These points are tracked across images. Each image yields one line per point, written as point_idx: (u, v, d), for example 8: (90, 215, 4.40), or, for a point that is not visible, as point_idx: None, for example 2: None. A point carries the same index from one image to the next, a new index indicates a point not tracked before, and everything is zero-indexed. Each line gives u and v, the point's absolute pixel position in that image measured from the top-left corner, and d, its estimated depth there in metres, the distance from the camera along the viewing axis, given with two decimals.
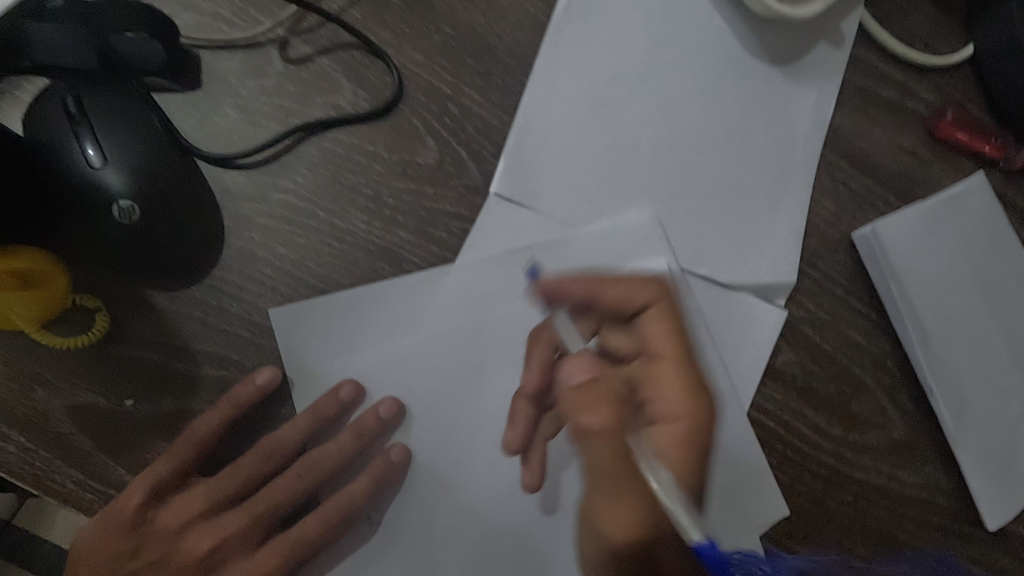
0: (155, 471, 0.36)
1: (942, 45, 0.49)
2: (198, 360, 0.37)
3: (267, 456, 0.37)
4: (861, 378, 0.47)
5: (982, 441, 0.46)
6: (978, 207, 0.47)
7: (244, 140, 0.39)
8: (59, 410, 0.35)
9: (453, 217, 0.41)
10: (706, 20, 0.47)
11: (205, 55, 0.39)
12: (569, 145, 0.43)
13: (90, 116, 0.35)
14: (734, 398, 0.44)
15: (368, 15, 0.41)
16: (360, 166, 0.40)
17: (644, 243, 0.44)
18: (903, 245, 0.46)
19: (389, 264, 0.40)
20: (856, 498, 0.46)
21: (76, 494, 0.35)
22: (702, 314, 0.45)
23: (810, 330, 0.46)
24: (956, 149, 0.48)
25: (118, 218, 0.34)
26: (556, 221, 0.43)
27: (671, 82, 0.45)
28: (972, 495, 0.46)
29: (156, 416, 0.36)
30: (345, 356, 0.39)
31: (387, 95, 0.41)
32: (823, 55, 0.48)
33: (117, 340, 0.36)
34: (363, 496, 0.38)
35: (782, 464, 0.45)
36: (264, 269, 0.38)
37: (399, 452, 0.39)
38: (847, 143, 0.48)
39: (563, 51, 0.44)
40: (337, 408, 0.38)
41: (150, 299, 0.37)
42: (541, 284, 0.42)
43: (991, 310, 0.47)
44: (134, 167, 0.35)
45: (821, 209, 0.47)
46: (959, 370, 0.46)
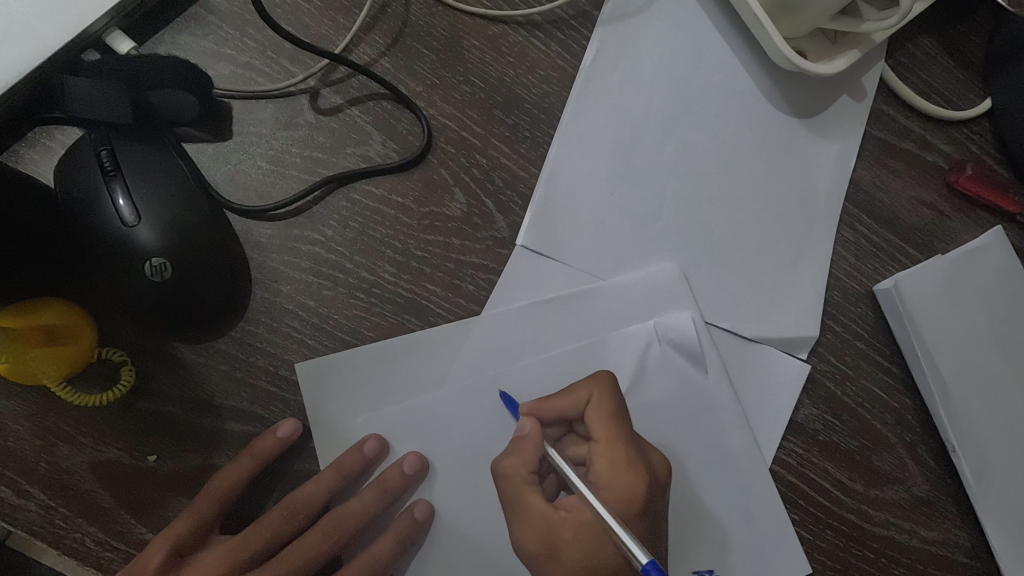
0: (177, 528, 0.35)
1: (961, 100, 0.48)
2: (223, 415, 0.37)
3: (291, 515, 0.37)
4: (883, 433, 0.45)
5: (1003, 499, 0.45)
6: (999, 261, 0.47)
7: (274, 191, 0.39)
8: (81, 466, 0.35)
9: (480, 269, 0.41)
10: (731, 71, 0.46)
11: (237, 106, 0.39)
12: (595, 197, 0.43)
13: (123, 172, 0.34)
14: (758, 454, 0.43)
15: (399, 66, 0.42)
16: (388, 218, 0.40)
17: (668, 296, 0.44)
18: (926, 301, 0.45)
19: (416, 317, 0.40)
20: (877, 556, 0.44)
21: (97, 553, 0.35)
22: (726, 366, 0.44)
23: (833, 384, 0.45)
24: (974, 203, 0.48)
25: (151, 275, 0.34)
26: (582, 272, 0.43)
27: (696, 134, 0.45)
28: (996, 556, 0.45)
29: (179, 472, 0.36)
30: (369, 410, 0.39)
31: (416, 146, 0.41)
32: (845, 106, 0.48)
33: (141, 395, 0.36)
34: (388, 556, 0.38)
35: (803, 519, 0.44)
36: (291, 321, 0.38)
37: (423, 510, 0.38)
38: (870, 196, 0.47)
39: (590, 103, 0.44)
40: (361, 464, 0.38)
41: (177, 353, 0.37)
42: (567, 336, 0.42)
43: (1012, 366, 0.46)
44: (166, 222, 0.34)
45: (845, 262, 0.46)
46: (979, 427, 0.45)
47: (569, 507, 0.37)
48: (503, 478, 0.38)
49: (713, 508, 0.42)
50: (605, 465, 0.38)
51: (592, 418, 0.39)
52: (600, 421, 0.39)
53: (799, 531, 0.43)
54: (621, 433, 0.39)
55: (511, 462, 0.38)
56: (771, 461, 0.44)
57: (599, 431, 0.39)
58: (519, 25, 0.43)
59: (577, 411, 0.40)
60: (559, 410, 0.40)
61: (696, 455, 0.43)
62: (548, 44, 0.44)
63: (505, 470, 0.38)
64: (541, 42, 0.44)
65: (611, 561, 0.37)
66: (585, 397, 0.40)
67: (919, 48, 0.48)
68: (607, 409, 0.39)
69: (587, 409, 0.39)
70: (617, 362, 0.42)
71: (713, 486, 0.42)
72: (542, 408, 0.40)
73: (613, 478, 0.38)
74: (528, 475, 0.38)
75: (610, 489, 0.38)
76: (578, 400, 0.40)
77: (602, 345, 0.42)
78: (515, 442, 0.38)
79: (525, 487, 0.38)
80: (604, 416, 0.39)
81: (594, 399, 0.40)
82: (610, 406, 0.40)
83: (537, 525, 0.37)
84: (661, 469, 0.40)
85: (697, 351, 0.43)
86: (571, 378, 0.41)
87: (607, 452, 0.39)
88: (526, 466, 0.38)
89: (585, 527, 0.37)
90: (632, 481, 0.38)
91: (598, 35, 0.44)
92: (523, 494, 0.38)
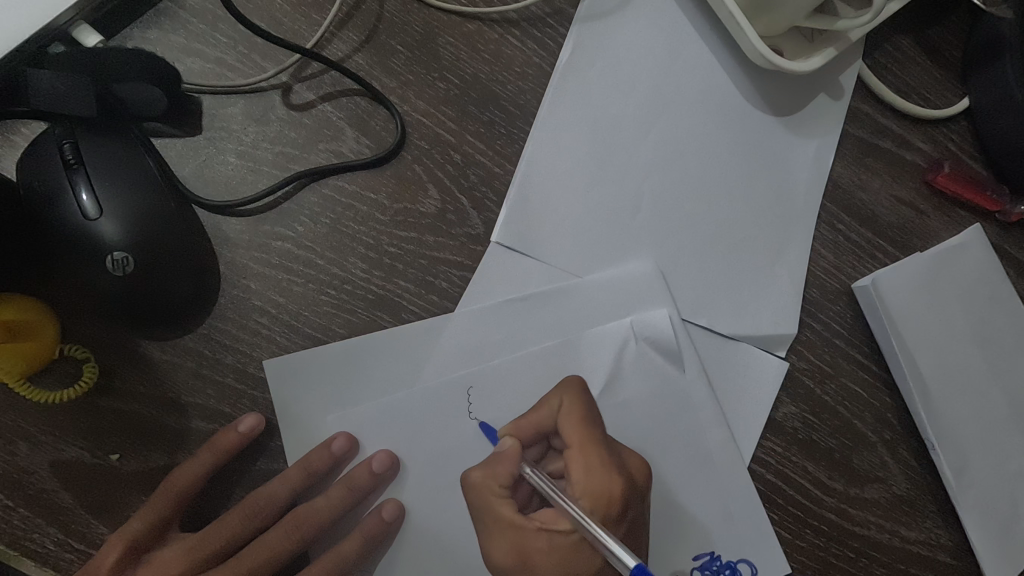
0: (136, 525, 0.35)
1: (939, 99, 0.48)
2: (189, 412, 0.37)
3: (254, 513, 0.37)
4: (862, 431, 0.45)
5: (983, 499, 0.44)
6: (977, 259, 0.47)
7: (244, 187, 0.39)
8: (41, 465, 0.35)
9: (453, 266, 0.41)
10: (708, 69, 0.46)
11: (207, 101, 0.39)
12: (571, 195, 0.43)
13: (86, 165, 0.34)
14: (736, 453, 0.43)
15: (373, 62, 0.41)
16: (361, 215, 0.40)
17: (645, 294, 0.43)
18: (903, 298, 0.45)
19: (388, 314, 0.40)
20: (857, 555, 0.44)
21: (56, 554, 0.34)
22: (704, 365, 0.44)
23: (811, 382, 0.45)
24: (952, 202, 0.48)
25: (112, 270, 0.33)
26: (557, 269, 0.42)
27: (672, 132, 0.45)
28: (976, 556, 0.44)
29: (143, 470, 0.36)
30: (339, 408, 0.38)
31: (389, 142, 0.41)
32: (822, 105, 0.47)
33: (105, 392, 0.36)
34: (355, 555, 0.37)
35: (782, 519, 0.43)
36: (260, 318, 0.38)
37: (392, 509, 0.37)
38: (848, 195, 0.47)
39: (566, 99, 0.44)
40: (330, 461, 0.38)
41: (143, 351, 0.36)
42: (543, 334, 0.41)
43: (990, 365, 0.46)
44: (129, 217, 0.34)
45: (823, 260, 0.46)
46: (960, 426, 0.44)
47: (545, 519, 0.38)
48: (474, 490, 0.38)
49: (692, 508, 0.42)
50: (580, 472, 0.39)
51: (566, 428, 0.40)
52: (575, 429, 0.40)
53: (777, 531, 0.43)
54: (594, 439, 0.40)
55: (482, 474, 0.38)
56: (749, 460, 0.43)
57: (572, 438, 0.40)
58: (495, 22, 0.43)
59: (552, 422, 0.40)
60: (535, 423, 0.40)
61: (674, 452, 0.42)
62: (524, 42, 0.44)
63: (476, 482, 0.38)
64: (517, 40, 0.44)
65: (587, 567, 0.38)
66: (557, 405, 0.40)
67: (897, 47, 0.48)
68: (579, 417, 0.40)
69: (562, 419, 0.40)
70: (593, 359, 0.42)
71: (692, 485, 0.42)
72: (520, 424, 0.40)
73: (588, 485, 0.39)
74: (500, 488, 0.38)
75: (585, 495, 0.39)
76: (551, 411, 0.40)
77: (578, 342, 0.42)
78: (491, 455, 0.39)
79: (496, 499, 0.38)
80: (577, 421, 0.40)
81: (566, 406, 0.40)
82: (584, 412, 0.41)
83: (510, 537, 0.38)
84: (639, 472, 0.41)
85: (675, 349, 0.43)
86: (546, 375, 0.41)
87: (582, 459, 0.40)
88: (497, 479, 0.38)
89: (560, 537, 0.38)
90: (607, 485, 0.39)
91: (574, 32, 0.44)
92: (495, 506, 0.38)
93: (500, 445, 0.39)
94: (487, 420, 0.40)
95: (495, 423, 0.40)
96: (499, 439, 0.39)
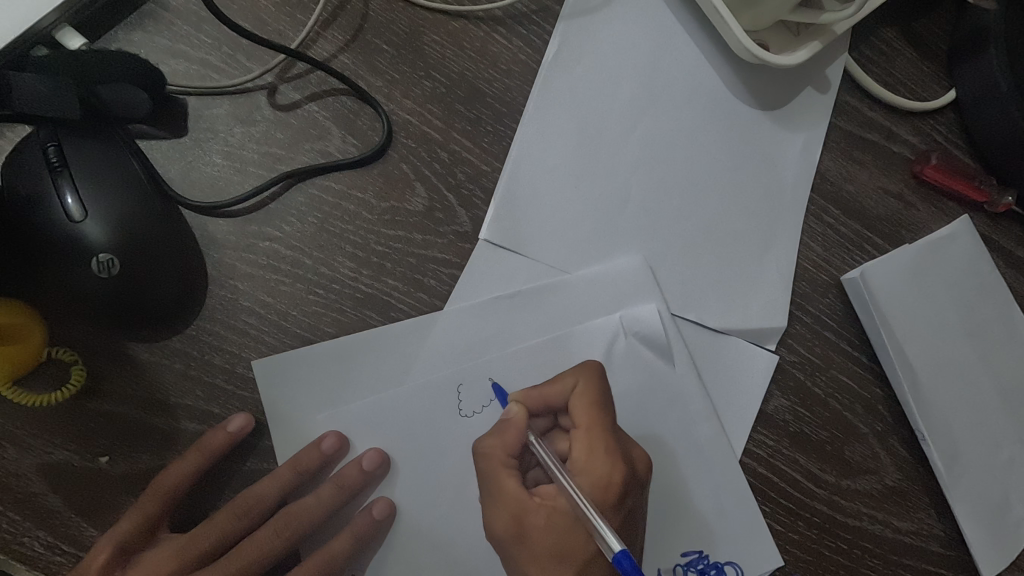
0: (124, 526, 0.35)
1: (926, 91, 0.48)
2: (178, 414, 0.37)
3: (243, 512, 0.37)
4: (853, 423, 0.45)
5: (974, 488, 0.44)
6: (966, 249, 0.47)
7: (231, 188, 0.39)
8: (30, 469, 0.35)
9: (442, 264, 0.41)
10: (694, 63, 0.46)
11: (193, 102, 0.39)
12: (560, 192, 0.43)
13: (70, 167, 0.34)
14: (727, 446, 0.43)
15: (358, 61, 0.41)
16: (349, 214, 0.40)
17: (635, 288, 0.43)
18: (892, 290, 0.45)
19: (377, 313, 0.40)
20: (850, 547, 0.44)
21: (46, 557, 0.34)
22: (694, 358, 0.44)
23: (802, 375, 0.45)
24: (941, 192, 0.48)
25: (98, 271, 0.33)
26: (547, 266, 0.42)
27: (660, 128, 0.45)
28: (969, 545, 0.44)
29: (132, 472, 0.36)
30: (329, 407, 0.38)
31: (376, 141, 0.41)
32: (809, 97, 0.48)
33: (93, 395, 0.36)
34: (345, 554, 0.37)
35: (775, 511, 0.43)
36: (249, 319, 0.38)
37: (383, 507, 0.38)
38: (836, 187, 0.47)
39: (553, 98, 0.44)
40: (320, 459, 0.38)
41: (131, 353, 0.36)
42: (533, 330, 0.42)
43: (980, 354, 0.46)
44: (114, 218, 0.34)
45: (812, 253, 0.46)
46: (950, 416, 0.44)
47: (544, 494, 0.38)
48: (483, 458, 0.39)
49: (684, 499, 0.42)
50: (583, 452, 0.39)
51: (574, 408, 0.40)
52: (583, 410, 0.40)
53: (769, 523, 0.43)
54: (602, 422, 0.40)
55: (491, 443, 0.39)
56: (741, 453, 0.43)
57: (580, 417, 0.40)
58: (480, 20, 0.43)
59: (561, 399, 0.40)
60: (546, 397, 0.40)
61: (668, 445, 0.42)
62: (510, 38, 0.44)
63: (485, 450, 0.39)
64: (503, 37, 0.44)
65: (581, 552, 0.37)
66: (570, 384, 0.41)
67: (883, 40, 0.48)
68: (589, 398, 0.40)
69: (572, 397, 0.40)
70: (584, 354, 0.42)
71: (685, 477, 0.42)
72: (529, 394, 0.40)
73: (588, 465, 0.39)
74: (507, 457, 0.38)
75: (585, 475, 0.39)
76: (563, 389, 0.40)
77: (568, 337, 0.42)
78: (500, 424, 0.39)
79: (502, 469, 0.38)
80: (587, 402, 0.40)
81: (579, 386, 0.41)
82: (594, 394, 0.41)
83: (509, 508, 0.38)
84: (642, 464, 0.41)
85: (665, 344, 0.43)
86: (537, 370, 0.41)
87: (586, 439, 0.39)
88: (505, 448, 0.38)
89: (558, 514, 0.37)
90: (609, 470, 0.39)
91: (560, 29, 0.44)
92: (500, 477, 0.38)
93: (507, 412, 0.39)
94: (500, 381, 0.40)
95: (506, 385, 0.40)
96: (506, 405, 0.39)
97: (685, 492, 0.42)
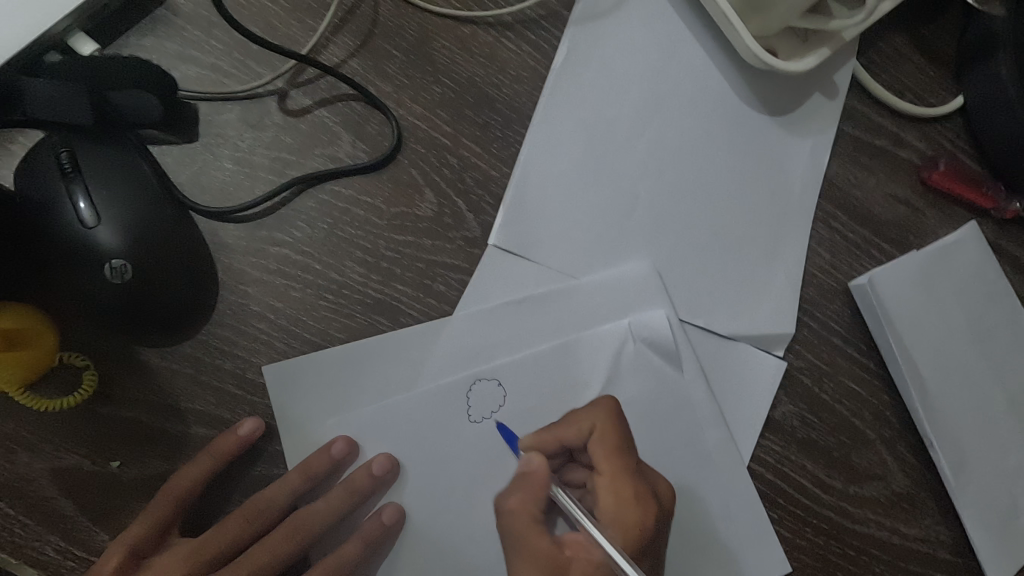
0: (135, 531, 0.35)
1: (933, 97, 0.48)
2: (189, 419, 0.37)
3: (255, 515, 0.37)
4: (862, 429, 0.45)
5: (982, 494, 0.44)
6: (974, 256, 0.47)
7: (241, 193, 0.39)
8: (41, 473, 0.35)
9: (451, 269, 0.41)
10: (701, 70, 0.46)
11: (204, 107, 0.39)
12: (568, 197, 0.43)
13: (84, 173, 0.34)
14: (735, 453, 0.43)
15: (368, 67, 0.41)
16: (358, 219, 0.40)
17: (644, 294, 0.43)
18: (900, 295, 0.45)
19: (387, 318, 0.40)
20: (858, 553, 0.44)
21: (57, 561, 0.35)
22: (702, 365, 0.44)
23: (810, 381, 0.45)
24: (949, 199, 0.48)
25: (111, 277, 0.34)
26: (555, 271, 0.42)
27: (668, 133, 0.45)
28: (977, 552, 0.44)
29: (144, 477, 0.36)
30: (338, 412, 0.39)
31: (386, 146, 0.41)
32: (817, 104, 0.48)
33: (104, 399, 0.36)
34: (356, 558, 0.37)
35: (783, 517, 0.43)
36: (259, 324, 0.38)
37: (392, 512, 0.38)
38: (844, 193, 0.47)
39: (562, 103, 0.44)
40: (330, 465, 0.38)
41: (142, 357, 0.37)
42: (540, 336, 0.42)
43: (988, 361, 0.46)
44: (127, 224, 0.34)
45: (820, 259, 0.46)
46: (958, 423, 0.44)
47: (574, 545, 0.39)
48: (509, 515, 0.39)
49: (693, 507, 0.42)
50: (608, 497, 0.41)
51: (594, 453, 0.41)
52: (601, 455, 0.41)
53: (778, 529, 0.43)
54: (623, 465, 0.41)
55: (516, 499, 0.39)
56: (749, 458, 0.43)
57: (601, 464, 0.41)
58: (489, 25, 0.43)
59: (579, 442, 0.41)
60: (562, 440, 0.41)
61: (675, 451, 0.42)
62: (518, 44, 0.44)
63: (510, 507, 0.39)
64: (511, 42, 0.44)
65: None
66: (586, 429, 0.41)
67: (892, 46, 0.48)
68: (608, 443, 0.41)
69: (589, 441, 0.41)
70: (592, 360, 0.42)
71: (691, 483, 0.42)
72: (545, 439, 0.40)
73: (613, 509, 0.40)
74: (534, 512, 0.39)
75: (612, 521, 0.40)
76: (580, 430, 0.41)
77: (576, 343, 0.42)
78: (519, 476, 0.39)
79: (530, 524, 0.39)
80: (606, 449, 0.41)
81: (596, 430, 0.41)
82: (613, 438, 0.41)
83: (542, 562, 0.39)
84: (667, 497, 0.41)
85: (673, 350, 0.43)
86: (545, 375, 0.41)
87: (610, 485, 0.41)
88: (530, 503, 0.39)
89: (590, 562, 0.39)
90: (637, 515, 0.40)
91: (569, 35, 0.44)
92: (530, 534, 0.39)
93: (527, 463, 0.40)
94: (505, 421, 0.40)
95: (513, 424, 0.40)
96: (523, 455, 0.40)
97: (692, 497, 0.42)
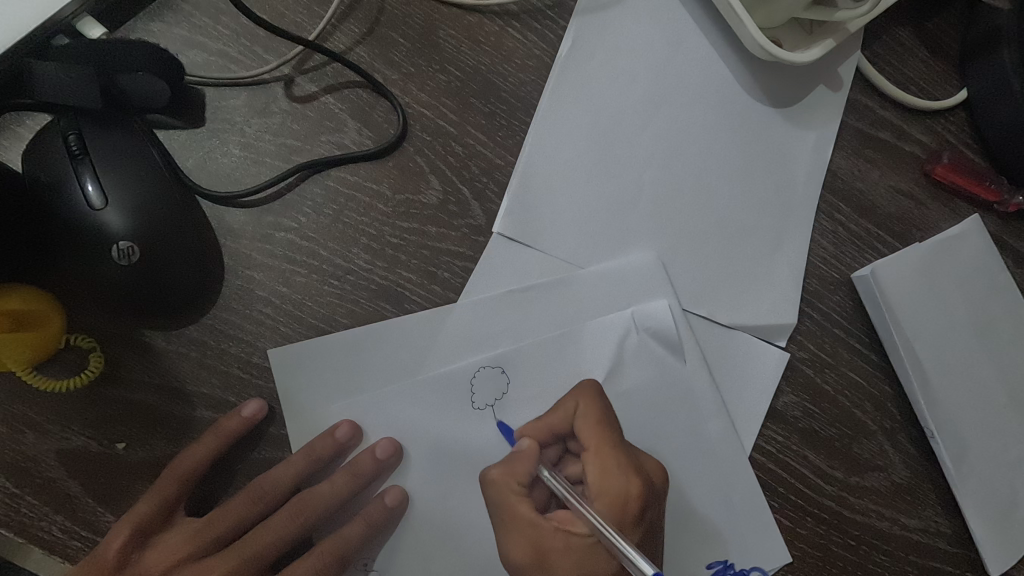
0: (139, 511, 0.35)
1: (938, 90, 0.48)
2: (194, 402, 0.37)
3: (258, 498, 0.37)
4: (863, 420, 0.45)
5: (982, 486, 0.45)
6: (976, 249, 0.47)
7: (248, 178, 0.39)
8: (48, 454, 0.35)
9: (455, 257, 0.41)
10: (706, 61, 0.46)
11: (210, 93, 0.39)
12: (572, 187, 0.43)
13: (92, 156, 0.34)
14: (737, 442, 0.43)
15: (374, 54, 0.42)
16: (363, 206, 0.40)
17: (648, 285, 0.44)
18: (902, 287, 0.45)
19: (391, 304, 0.40)
20: (858, 543, 0.44)
21: (63, 541, 0.35)
22: (705, 354, 0.44)
23: (812, 371, 0.45)
24: (952, 192, 0.48)
25: (118, 259, 0.34)
26: (559, 260, 0.43)
27: (673, 125, 0.45)
28: (976, 543, 0.44)
29: (150, 458, 0.36)
30: (343, 397, 0.39)
31: (391, 133, 0.41)
32: (821, 95, 0.48)
33: (110, 381, 0.36)
34: (359, 541, 0.37)
35: (784, 507, 0.43)
36: (264, 309, 0.38)
37: (395, 496, 0.38)
38: (847, 185, 0.47)
39: (567, 94, 0.44)
40: (335, 448, 0.38)
41: (148, 340, 0.37)
42: (543, 325, 0.42)
43: (989, 354, 0.46)
44: (134, 206, 0.34)
45: (823, 250, 0.46)
46: (960, 416, 0.45)
47: (560, 518, 0.38)
48: (491, 487, 0.39)
49: (694, 495, 0.42)
50: (596, 474, 0.39)
51: (581, 429, 0.40)
52: (589, 432, 0.40)
53: (778, 519, 0.43)
54: (610, 441, 0.40)
55: (502, 471, 0.39)
56: (751, 447, 0.43)
57: (588, 440, 0.40)
58: (495, 14, 0.43)
59: (567, 424, 0.40)
60: (552, 425, 0.40)
61: (677, 438, 0.42)
62: (524, 33, 0.44)
63: (495, 479, 0.39)
64: (517, 31, 0.44)
65: (604, 567, 0.38)
66: (571, 409, 0.41)
67: (896, 39, 0.48)
68: (595, 419, 0.40)
69: (576, 420, 0.40)
70: (595, 349, 0.42)
71: (692, 471, 0.42)
72: (536, 427, 0.40)
73: (603, 486, 0.39)
74: (519, 486, 0.39)
75: (601, 496, 0.39)
76: (567, 411, 0.41)
77: (580, 331, 0.42)
78: (510, 455, 0.39)
79: (515, 497, 0.38)
80: (592, 425, 0.40)
81: (580, 410, 0.40)
82: (598, 415, 0.41)
83: (527, 536, 0.38)
84: (656, 473, 0.41)
85: (677, 340, 0.43)
86: (549, 363, 0.41)
87: (598, 461, 0.39)
88: (517, 478, 0.39)
89: (576, 538, 0.38)
90: (624, 488, 0.39)
91: (575, 25, 0.45)
92: (513, 505, 0.38)
93: (518, 446, 0.39)
94: (501, 408, 0.40)
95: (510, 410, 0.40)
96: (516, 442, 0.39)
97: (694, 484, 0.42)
